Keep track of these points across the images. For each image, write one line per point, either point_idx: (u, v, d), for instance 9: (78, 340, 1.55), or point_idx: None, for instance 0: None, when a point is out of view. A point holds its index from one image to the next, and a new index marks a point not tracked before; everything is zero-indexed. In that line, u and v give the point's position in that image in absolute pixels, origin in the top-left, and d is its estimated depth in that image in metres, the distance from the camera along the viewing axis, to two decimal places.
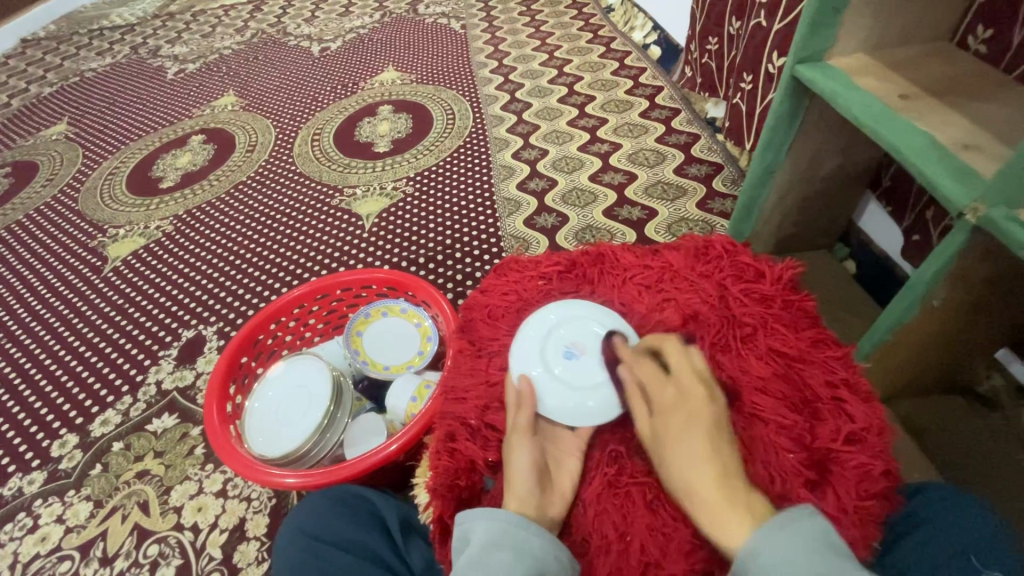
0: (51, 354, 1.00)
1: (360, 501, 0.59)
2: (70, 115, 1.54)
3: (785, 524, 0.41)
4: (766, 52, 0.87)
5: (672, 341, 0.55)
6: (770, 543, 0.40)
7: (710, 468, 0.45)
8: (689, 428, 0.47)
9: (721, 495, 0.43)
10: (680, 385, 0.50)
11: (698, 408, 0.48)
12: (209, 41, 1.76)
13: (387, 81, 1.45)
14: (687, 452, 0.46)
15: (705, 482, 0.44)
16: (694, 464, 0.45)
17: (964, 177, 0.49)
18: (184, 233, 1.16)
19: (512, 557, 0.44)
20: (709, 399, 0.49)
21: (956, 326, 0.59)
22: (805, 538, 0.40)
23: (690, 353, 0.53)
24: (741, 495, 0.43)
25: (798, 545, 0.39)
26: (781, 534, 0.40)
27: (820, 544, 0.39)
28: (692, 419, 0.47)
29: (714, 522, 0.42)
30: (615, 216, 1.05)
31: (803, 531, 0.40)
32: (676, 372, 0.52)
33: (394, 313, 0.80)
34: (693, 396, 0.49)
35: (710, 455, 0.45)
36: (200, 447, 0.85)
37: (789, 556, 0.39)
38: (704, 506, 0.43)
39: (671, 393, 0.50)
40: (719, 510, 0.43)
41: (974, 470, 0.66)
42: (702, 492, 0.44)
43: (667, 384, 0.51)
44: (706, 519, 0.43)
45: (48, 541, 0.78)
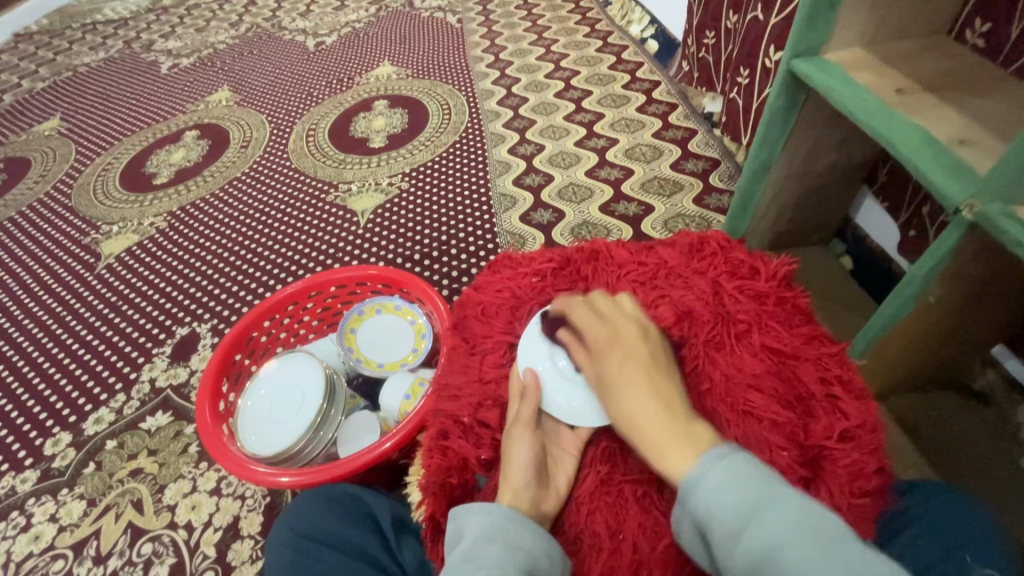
0: (44, 352, 0.99)
1: (352, 500, 0.59)
2: (63, 110, 1.53)
3: (724, 454, 0.41)
4: (763, 46, 0.86)
5: (604, 295, 0.57)
6: (710, 472, 0.40)
7: (650, 400, 0.46)
8: (626, 365, 0.49)
9: (662, 422, 0.45)
10: (613, 326, 0.52)
11: (633, 346, 0.50)
12: (204, 36, 1.74)
13: (383, 76, 1.44)
14: (626, 388, 0.47)
15: (646, 418, 0.45)
16: (635, 398, 0.47)
17: (960, 171, 0.49)
18: (178, 229, 1.15)
19: (503, 550, 0.43)
20: (642, 337, 0.51)
21: (952, 323, 0.58)
22: (746, 469, 0.40)
23: (623, 303, 0.56)
24: (682, 421, 0.45)
25: (738, 474, 0.40)
26: (721, 463, 0.41)
27: (762, 475, 0.40)
28: (628, 357, 0.49)
29: (658, 452, 0.43)
30: (611, 211, 1.05)
31: (746, 463, 0.41)
32: (611, 316, 0.54)
33: (389, 310, 0.80)
34: (628, 336, 0.51)
35: (648, 389, 0.47)
36: (194, 444, 0.85)
37: (729, 486, 0.39)
38: (647, 437, 0.45)
39: (606, 334, 0.52)
40: (661, 438, 0.44)
41: (969, 467, 0.66)
42: (645, 423, 0.45)
43: (601, 325, 0.53)
44: (649, 448, 0.44)
45: (42, 540, 0.78)
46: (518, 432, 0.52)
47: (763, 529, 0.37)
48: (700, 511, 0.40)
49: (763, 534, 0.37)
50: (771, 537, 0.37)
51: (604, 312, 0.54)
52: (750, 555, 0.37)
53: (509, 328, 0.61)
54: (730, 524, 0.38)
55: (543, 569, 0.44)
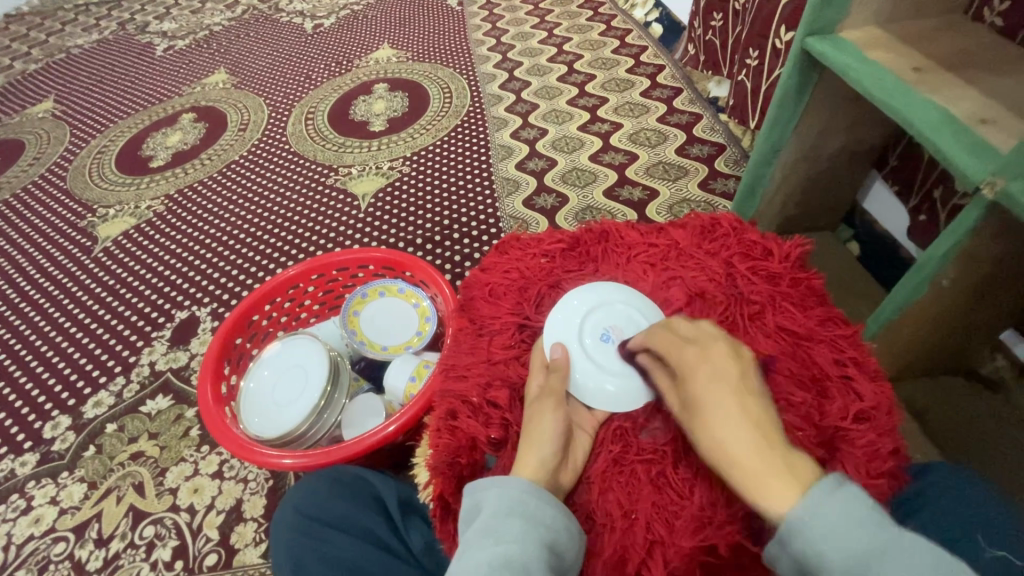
0: (41, 334, 0.98)
1: (360, 482, 0.58)
2: (57, 92, 1.50)
3: (834, 493, 0.38)
4: (773, 27, 0.85)
5: (683, 316, 0.53)
6: (818, 516, 0.37)
7: (747, 431, 0.43)
8: (717, 390, 0.45)
9: (761, 456, 0.41)
10: (700, 345, 0.49)
11: (722, 366, 0.47)
12: (199, 17, 1.71)
13: (383, 59, 1.42)
14: (719, 415, 0.44)
15: (742, 450, 0.42)
16: (730, 427, 0.43)
17: (981, 149, 0.48)
18: (176, 212, 1.14)
19: (521, 525, 0.42)
20: (732, 357, 0.47)
21: (965, 306, 0.58)
22: (858, 510, 0.37)
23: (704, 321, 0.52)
24: (783, 457, 0.41)
25: (852, 517, 0.37)
26: (831, 505, 0.37)
27: (876, 518, 0.37)
28: (718, 378, 0.46)
29: (756, 490, 0.40)
30: (616, 196, 1.04)
31: (856, 502, 0.38)
32: (694, 336, 0.50)
33: (392, 293, 0.79)
34: (716, 355, 0.47)
35: (744, 417, 0.43)
36: (196, 428, 0.84)
37: (842, 531, 0.36)
38: (742, 472, 0.41)
39: (692, 354, 0.48)
40: (761, 476, 0.40)
41: (977, 452, 0.65)
42: (741, 456, 0.42)
43: (685, 345, 0.49)
44: (744, 485, 0.41)
45: (42, 523, 0.77)
46: (534, 411, 0.51)
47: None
48: (806, 557, 0.37)
49: None
50: None
51: (687, 332, 0.51)
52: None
53: (518, 308, 0.60)
54: (846, 573, 0.36)
55: (562, 542, 0.43)
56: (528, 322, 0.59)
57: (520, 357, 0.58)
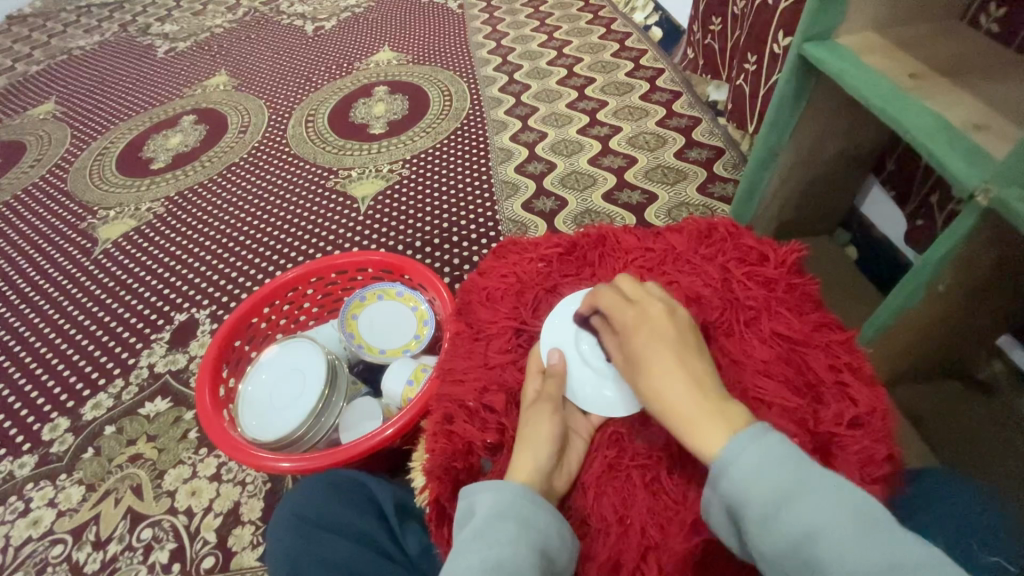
0: (41, 336, 0.98)
1: (357, 486, 0.58)
2: (58, 94, 1.51)
3: (757, 435, 0.39)
4: (771, 31, 0.85)
5: (630, 279, 0.54)
6: (742, 454, 0.38)
7: (683, 382, 0.44)
8: (654, 347, 0.46)
9: (695, 404, 0.42)
10: (640, 306, 0.50)
11: (660, 325, 0.48)
12: (201, 20, 1.72)
13: (384, 61, 1.42)
14: (656, 370, 0.45)
15: (677, 399, 0.43)
16: (667, 381, 0.44)
17: (974, 155, 0.48)
18: (176, 214, 1.14)
19: (516, 528, 0.42)
20: (669, 316, 0.49)
21: (961, 312, 0.58)
22: (777, 450, 0.39)
23: (647, 284, 0.53)
24: (717, 404, 0.42)
25: (770, 454, 0.38)
26: (752, 445, 0.39)
27: (795, 454, 0.38)
28: (655, 336, 0.47)
29: (693, 436, 0.41)
30: (614, 200, 1.04)
31: (776, 443, 0.39)
32: (636, 298, 0.51)
33: (390, 297, 0.79)
34: (654, 315, 0.49)
35: (680, 370, 0.45)
36: (194, 430, 0.84)
37: (761, 469, 0.38)
38: (679, 421, 0.43)
39: (632, 315, 0.50)
40: (696, 422, 0.42)
41: (972, 457, 0.65)
42: (678, 407, 0.43)
43: (627, 307, 0.51)
44: (682, 433, 0.42)
45: (41, 525, 0.77)
46: (530, 415, 0.51)
47: (799, 511, 0.36)
48: (730, 494, 0.38)
49: (801, 518, 0.36)
50: (807, 520, 0.36)
51: (628, 294, 0.52)
52: (785, 537, 0.36)
53: (515, 313, 0.60)
54: (763, 506, 0.37)
55: (555, 548, 0.43)
56: (525, 326, 0.59)
57: (516, 361, 0.58)
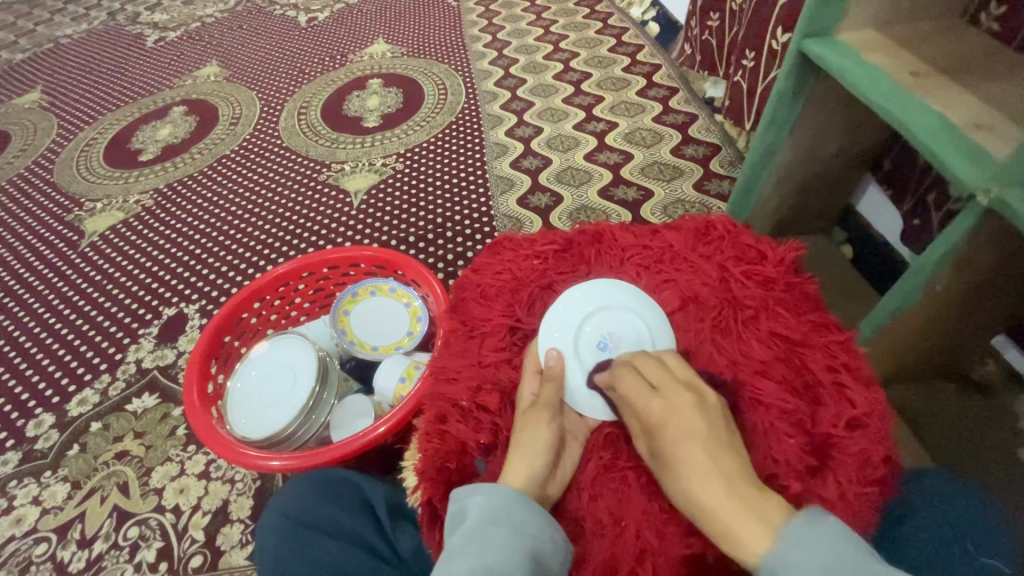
0: (26, 330, 0.96)
1: (348, 485, 0.57)
2: (45, 82, 1.48)
3: (806, 526, 0.40)
4: (770, 27, 0.85)
5: (648, 355, 0.51)
6: (795, 563, 0.37)
7: (723, 491, 0.41)
8: (684, 445, 0.43)
9: (738, 517, 0.40)
10: (665, 396, 0.46)
11: (688, 418, 0.44)
12: (191, 9, 1.69)
13: (378, 54, 1.41)
14: (693, 477, 0.42)
15: (713, 505, 0.41)
16: (705, 490, 0.41)
17: (976, 157, 0.48)
18: (165, 207, 1.12)
19: (507, 533, 0.42)
20: (698, 407, 0.45)
21: (958, 312, 0.57)
22: (830, 543, 0.39)
23: (667, 362, 0.50)
24: (761, 515, 0.40)
25: (825, 564, 0.37)
26: (804, 538, 0.39)
27: (848, 557, 0.37)
28: (686, 434, 0.43)
29: (739, 553, 0.39)
30: (610, 196, 1.03)
31: (828, 536, 0.39)
32: (660, 384, 0.48)
33: (383, 292, 0.78)
34: (683, 409, 0.45)
35: (718, 477, 0.42)
36: (182, 427, 0.83)
37: None
38: (718, 526, 0.40)
39: (659, 408, 0.46)
40: (741, 536, 0.40)
41: (967, 457, 0.65)
42: (718, 518, 0.41)
43: (652, 396, 0.47)
44: (721, 538, 0.40)
45: (24, 523, 0.76)
46: (526, 419, 0.50)
47: None
48: None
49: None
50: None
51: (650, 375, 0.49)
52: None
53: (509, 311, 0.59)
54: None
55: (547, 552, 0.43)
56: (520, 324, 0.59)
57: (511, 360, 0.57)
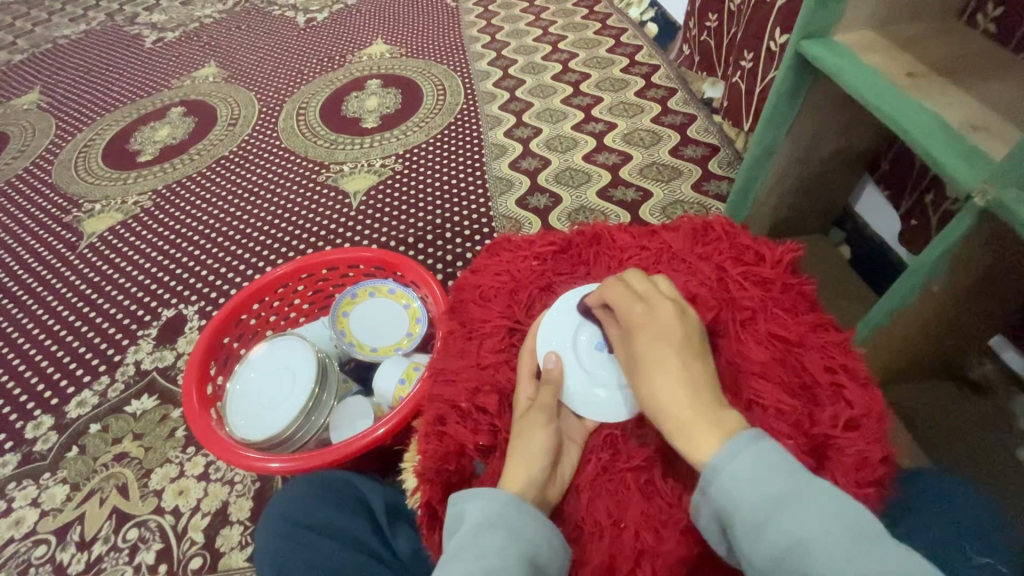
0: (24, 332, 0.96)
1: (347, 486, 0.57)
2: (43, 83, 1.48)
3: (753, 440, 0.39)
4: (769, 28, 0.85)
5: (638, 272, 0.53)
6: (735, 460, 0.38)
7: (681, 384, 0.43)
8: (656, 346, 0.45)
9: (690, 409, 0.42)
10: (648, 303, 0.49)
11: (665, 323, 0.47)
12: (189, 9, 1.69)
13: (376, 55, 1.40)
14: (654, 367, 0.44)
15: (672, 401, 0.43)
16: (666, 381, 0.43)
17: (973, 158, 0.48)
18: (164, 208, 1.12)
19: (504, 537, 0.42)
20: (677, 316, 0.47)
21: (954, 313, 0.58)
22: (773, 455, 0.38)
23: (657, 280, 0.52)
24: (714, 408, 0.42)
25: (764, 464, 0.38)
26: (747, 448, 0.39)
27: (789, 464, 0.38)
28: (659, 337, 0.46)
29: (683, 440, 0.41)
30: (609, 197, 1.03)
31: (771, 449, 0.39)
32: (645, 293, 0.50)
33: (382, 294, 0.78)
34: (662, 314, 0.47)
35: (681, 370, 0.44)
36: (181, 429, 0.83)
37: (752, 476, 0.38)
38: (673, 422, 0.42)
39: (640, 311, 0.48)
40: (687, 427, 0.41)
41: (963, 458, 0.66)
42: (674, 413, 0.42)
43: (634, 302, 0.49)
44: (674, 435, 0.42)
45: (23, 525, 0.76)
46: (524, 422, 0.50)
47: (788, 520, 0.36)
48: (721, 500, 0.38)
49: (787, 524, 0.35)
50: (796, 528, 0.35)
51: (636, 288, 0.51)
52: (772, 545, 0.36)
53: (508, 312, 0.60)
54: (752, 516, 0.37)
55: (544, 556, 0.43)
56: (518, 326, 0.59)
57: (509, 361, 0.57)
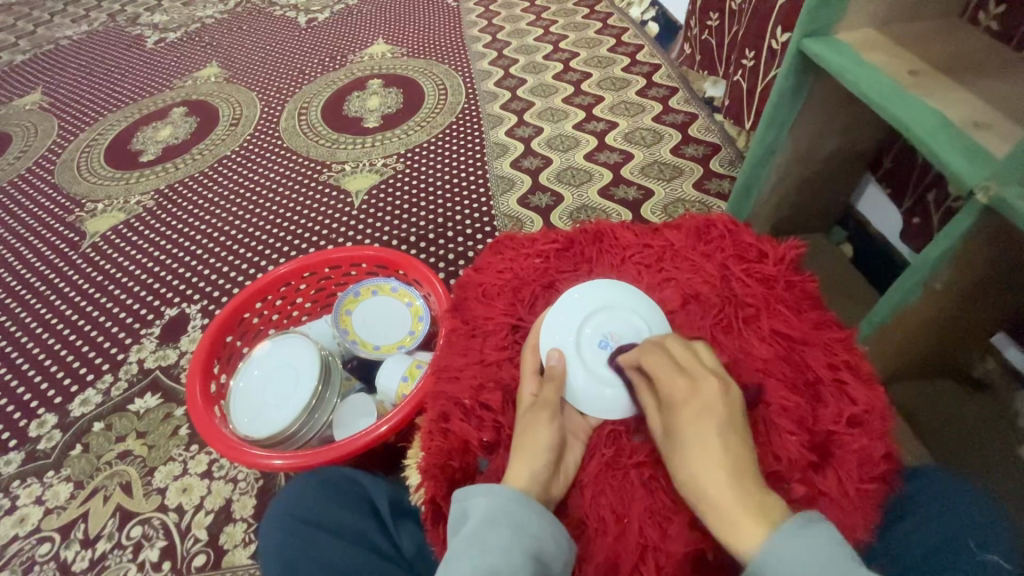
0: (28, 331, 0.97)
1: (350, 483, 0.57)
2: (45, 83, 1.48)
3: (800, 533, 0.38)
4: (770, 26, 0.85)
5: (679, 337, 0.51)
6: (783, 555, 0.37)
7: (724, 469, 0.42)
8: (700, 426, 0.44)
9: (734, 499, 0.40)
10: (692, 376, 0.47)
11: (709, 400, 0.45)
12: (191, 10, 1.69)
13: (378, 54, 1.41)
14: (698, 449, 0.43)
15: (717, 486, 0.41)
16: (708, 466, 0.42)
17: (975, 155, 0.48)
18: (167, 207, 1.12)
19: (508, 533, 0.42)
20: (721, 393, 0.46)
21: (956, 311, 0.58)
22: (823, 548, 0.37)
23: (699, 348, 0.50)
24: (760, 499, 0.40)
25: (812, 558, 0.36)
26: (795, 542, 0.37)
27: (839, 556, 0.37)
28: (703, 416, 0.44)
29: (727, 530, 0.40)
30: (611, 195, 1.04)
31: (819, 541, 0.37)
32: (687, 364, 0.48)
33: (385, 292, 0.78)
34: (707, 391, 0.46)
35: (725, 454, 0.42)
36: (184, 427, 0.83)
37: (802, 571, 0.36)
38: (716, 510, 0.41)
39: (683, 385, 0.46)
40: (732, 518, 0.40)
41: (966, 455, 0.66)
42: (717, 500, 0.41)
43: (677, 374, 0.47)
44: (716, 522, 0.40)
45: (27, 523, 0.76)
46: (527, 418, 0.51)
47: None
48: None
49: None
50: None
51: (678, 358, 0.49)
52: None
53: (511, 310, 0.60)
54: None
55: (549, 552, 0.43)
56: (521, 323, 0.59)
57: (513, 359, 0.57)
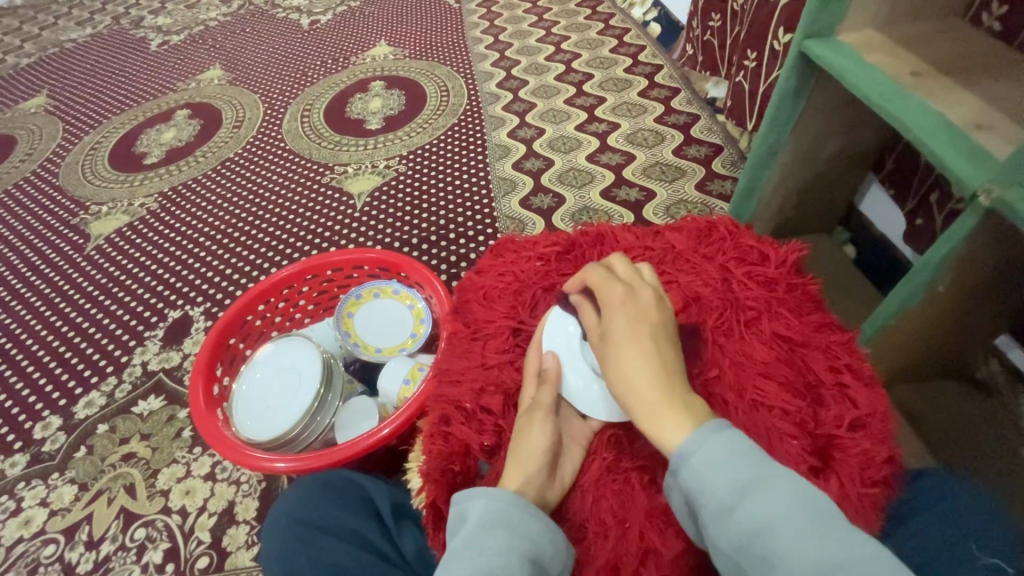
0: (32, 334, 0.97)
1: (351, 485, 0.57)
2: (50, 87, 1.49)
3: (720, 429, 0.40)
4: (772, 27, 0.85)
5: (621, 257, 0.54)
6: (702, 447, 0.39)
7: (654, 365, 0.44)
8: (634, 327, 0.46)
9: (660, 391, 0.42)
10: (630, 286, 0.50)
11: (644, 307, 0.48)
12: (194, 12, 1.70)
13: (380, 56, 1.41)
14: (630, 346, 0.45)
15: (644, 382, 0.43)
16: (639, 361, 0.44)
17: (977, 156, 0.48)
18: (171, 209, 1.13)
19: (506, 537, 0.42)
20: (657, 304, 0.48)
21: (959, 313, 0.57)
22: (741, 444, 0.39)
23: (640, 267, 0.53)
24: (686, 396, 0.42)
25: (729, 450, 0.39)
26: (714, 435, 0.39)
27: (756, 452, 0.39)
28: (637, 320, 0.46)
29: (653, 422, 0.41)
30: (612, 197, 1.03)
31: (739, 438, 0.39)
32: (627, 278, 0.51)
33: (387, 294, 0.78)
34: (644, 300, 0.48)
35: (655, 351, 0.45)
36: (188, 429, 0.83)
37: (719, 462, 0.38)
38: (644, 403, 0.42)
39: (621, 292, 0.49)
40: (658, 411, 0.42)
41: (968, 458, 0.66)
42: (646, 393, 0.43)
43: (617, 284, 0.50)
44: (644, 417, 0.42)
45: (32, 525, 0.76)
46: (524, 421, 0.51)
47: (754, 505, 0.36)
48: (690, 486, 0.39)
49: (753, 509, 0.36)
50: (761, 513, 0.36)
51: (619, 273, 0.52)
52: (739, 529, 0.36)
53: (512, 313, 0.60)
54: (720, 500, 0.37)
55: (546, 554, 0.43)
56: (522, 326, 0.59)
57: (513, 361, 0.58)
